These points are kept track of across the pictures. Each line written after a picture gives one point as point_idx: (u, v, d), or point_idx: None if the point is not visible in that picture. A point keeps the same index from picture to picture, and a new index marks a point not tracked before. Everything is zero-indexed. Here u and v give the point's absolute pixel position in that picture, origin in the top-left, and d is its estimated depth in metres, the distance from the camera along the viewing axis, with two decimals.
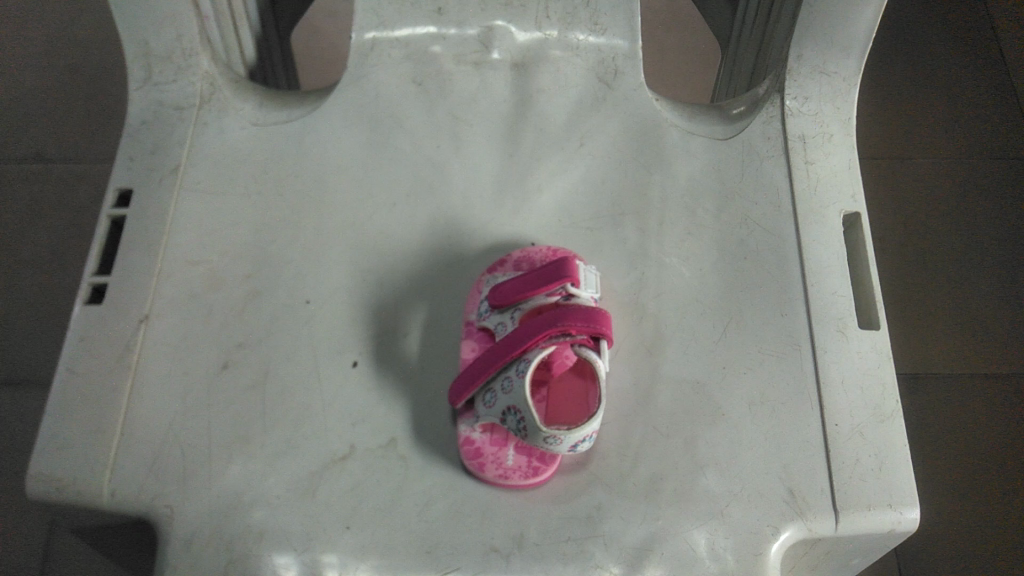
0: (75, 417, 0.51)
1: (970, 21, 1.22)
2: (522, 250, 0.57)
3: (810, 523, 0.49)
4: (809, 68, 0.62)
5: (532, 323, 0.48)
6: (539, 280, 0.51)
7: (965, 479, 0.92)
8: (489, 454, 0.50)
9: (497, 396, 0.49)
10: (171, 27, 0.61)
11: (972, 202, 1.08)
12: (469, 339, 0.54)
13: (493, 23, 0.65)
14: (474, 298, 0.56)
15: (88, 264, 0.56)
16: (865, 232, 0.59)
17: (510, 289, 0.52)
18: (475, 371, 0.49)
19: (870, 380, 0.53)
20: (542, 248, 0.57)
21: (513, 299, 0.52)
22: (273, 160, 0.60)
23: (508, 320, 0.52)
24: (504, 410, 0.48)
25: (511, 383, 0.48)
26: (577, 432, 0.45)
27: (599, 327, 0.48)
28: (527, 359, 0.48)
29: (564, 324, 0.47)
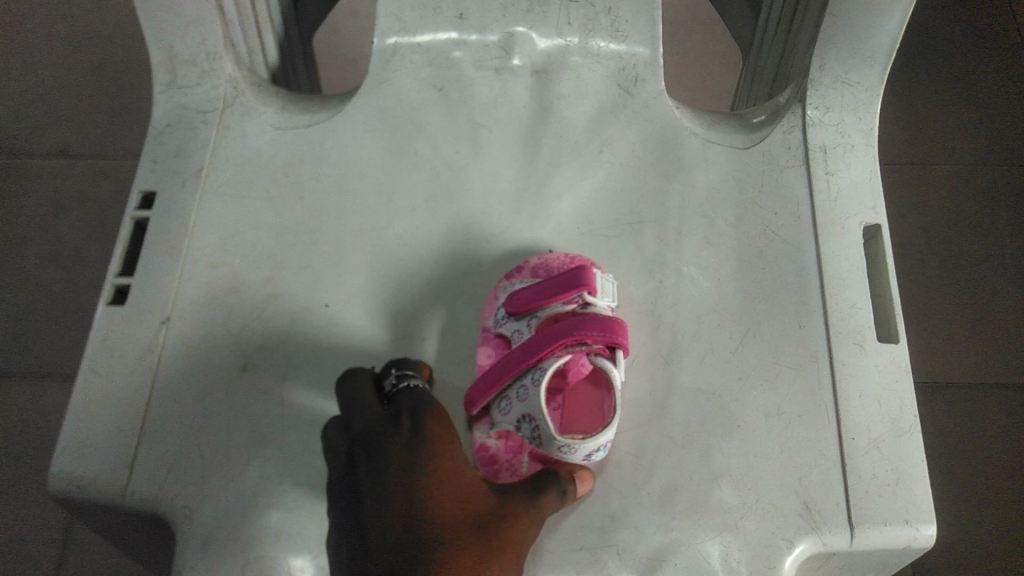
0: (97, 416, 0.52)
1: (998, 27, 1.21)
2: (539, 258, 0.57)
3: (824, 537, 0.49)
4: (831, 78, 0.61)
5: (548, 331, 0.48)
6: (555, 289, 0.51)
7: (985, 490, 0.91)
8: (504, 459, 0.51)
9: (511, 404, 0.49)
10: (195, 32, 0.62)
11: (997, 210, 1.07)
12: (485, 345, 0.55)
13: (514, 29, 0.65)
14: (491, 304, 0.56)
15: (111, 265, 0.57)
16: (885, 243, 0.58)
17: (526, 296, 0.52)
18: (490, 378, 0.49)
19: (889, 394, 0.52)
20: (559, 256, 0.57)
21: (530, 308, 0.52)
22: (294, 164, 0.61)
23: (525, 328, 0.52)
24: (518, 417, 0.48)
25: (527, 392, 0.48)
26: (591, 442, 0.45)
27: (615, 337, 0.48)
28: (542, 367, 0.48)
29: (581, 333, 0.47)
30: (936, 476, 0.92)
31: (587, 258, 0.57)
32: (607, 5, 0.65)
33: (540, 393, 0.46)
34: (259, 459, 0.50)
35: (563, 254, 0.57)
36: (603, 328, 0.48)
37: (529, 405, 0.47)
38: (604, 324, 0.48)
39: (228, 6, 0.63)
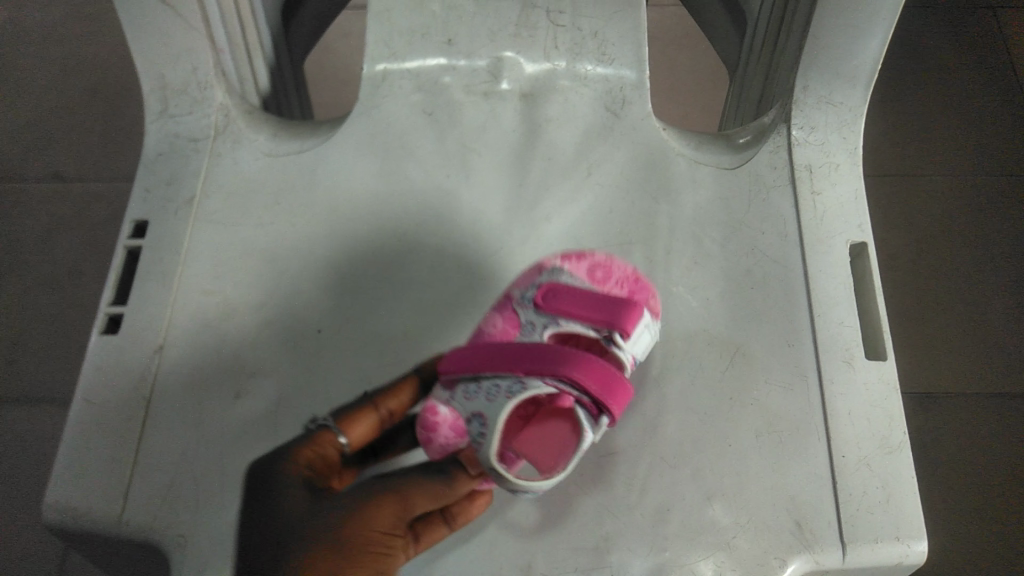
0: (91, 446, 0.52)
1: (983, 38, 1.22)
2: (605, 259, 0.57)
3: (816, 554, 0.49)
4: (814, 99, 0.62)
5: (553, 353, 0.48)
6: (602, 308, 0.53)
7: (979, 500, 0.91)
8: (440, 436, 0.50)
9: (476, 392, 0.49)
10: (187, 62, 0.63)
11: (985, 219, 1.07)
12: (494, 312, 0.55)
13: (502, 54, 0.67)
14: (530, 276, 0.56)
15: (105, 294, 0.57)
16: (871, 261, 0.59)
17: (569, 299, 0.53)
18: (480, 358, 0.49)
19: (877, 411, 0.53)
20: (626, 269, 0.57)
21: (562, 313, 0.53)
22: (286, 191, 0.61)
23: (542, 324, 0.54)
24: (473, 413, 0.49)
25: (497, 394, 0.48)
26: (523, 486, 0.45)
27: (605, 398, 0.47)
28: (523, 382, 0.48)
29: (577, 376, 0.47)
30: (930, 486, 0.92)
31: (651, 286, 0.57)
32: (593, 29, 0.67)
33: (502, 413, 0.47)
34: (248, 490, 0.51)
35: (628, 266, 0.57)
36: (606, 384, 0.47)
37: (489, 412, 0.47)
38: (609, 382, 0.47)
39: (219, 35, 0.63)
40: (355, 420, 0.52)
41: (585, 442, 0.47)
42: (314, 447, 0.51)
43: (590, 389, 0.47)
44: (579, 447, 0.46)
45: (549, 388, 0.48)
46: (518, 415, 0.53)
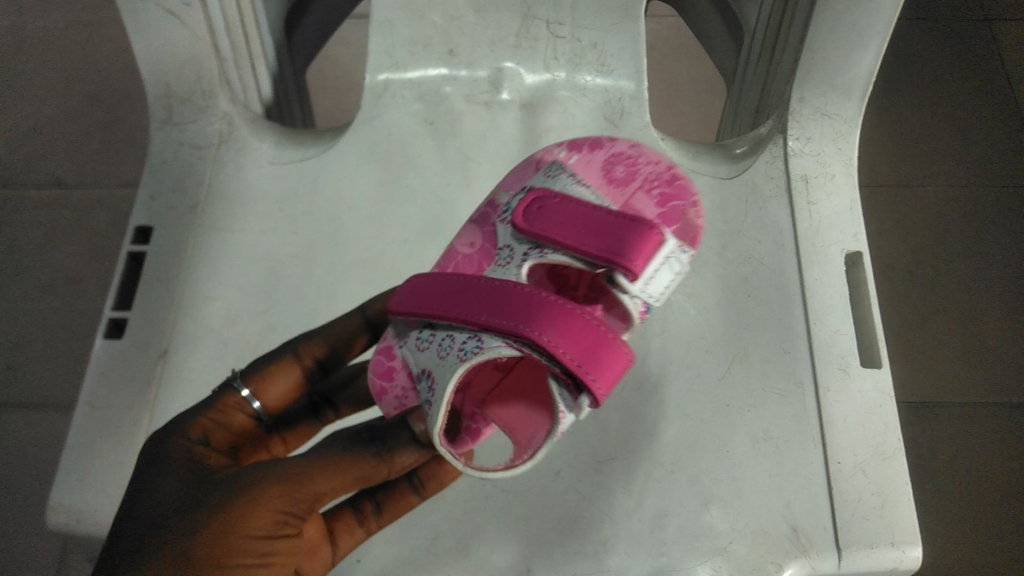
0: (95, 449, 0.52)
1: (976, 44, 1.19)
2: (632, 147, 0.61)
3: (812, 560, 0.50)
4: (811, 110, 0.63)
5: (524, 312, 0.45)
6: (601, 238, 0.50)
7: (983, 512, 0.89)
8: (394, 387, 0.52)
9: (430, 343, 0.49)
10: (191, 71, 0.63)
11: (979, 230, 1.05)
12: (474, 222, 0.58)
13: (503, 64, 0.68)
14: (527, 175, 0.59)
15: (109, 299, 0.58)
16: (867, 270, 0.60)
17: (558, 220, 0.51)
18: (448, 305, 0.47)
19: (873, 418, 0.54)
20: (660, 162, 0.61)
21: (544, 239, 0.51)
22: (289, 199, 0.62)
23: (522, 253, 0.52)
24: (423, 370, 0.48)
25: (451, 352, 0.46)
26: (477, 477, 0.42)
27: (580, 373, 0.43)
28: (480, 338, 0.46)
29: (550, 341, 0.44)
30: (932, 499, 0.90)
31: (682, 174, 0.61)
32: (592, 41, 0.68)
33: (449, 384, 0.44)
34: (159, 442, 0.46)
35: (654, 159, 0.61)
36: (584, 355, 0.43)
37: (439, 377, 0.46)
38: (588, 352, 0.44)
39: (223, 44, 0.64)
40: (268, 380, 0.50)
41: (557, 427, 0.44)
42: (222, 411, 0.48)
43: (561, 360, 0.43)
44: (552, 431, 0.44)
45: (513, 350, 0.45)
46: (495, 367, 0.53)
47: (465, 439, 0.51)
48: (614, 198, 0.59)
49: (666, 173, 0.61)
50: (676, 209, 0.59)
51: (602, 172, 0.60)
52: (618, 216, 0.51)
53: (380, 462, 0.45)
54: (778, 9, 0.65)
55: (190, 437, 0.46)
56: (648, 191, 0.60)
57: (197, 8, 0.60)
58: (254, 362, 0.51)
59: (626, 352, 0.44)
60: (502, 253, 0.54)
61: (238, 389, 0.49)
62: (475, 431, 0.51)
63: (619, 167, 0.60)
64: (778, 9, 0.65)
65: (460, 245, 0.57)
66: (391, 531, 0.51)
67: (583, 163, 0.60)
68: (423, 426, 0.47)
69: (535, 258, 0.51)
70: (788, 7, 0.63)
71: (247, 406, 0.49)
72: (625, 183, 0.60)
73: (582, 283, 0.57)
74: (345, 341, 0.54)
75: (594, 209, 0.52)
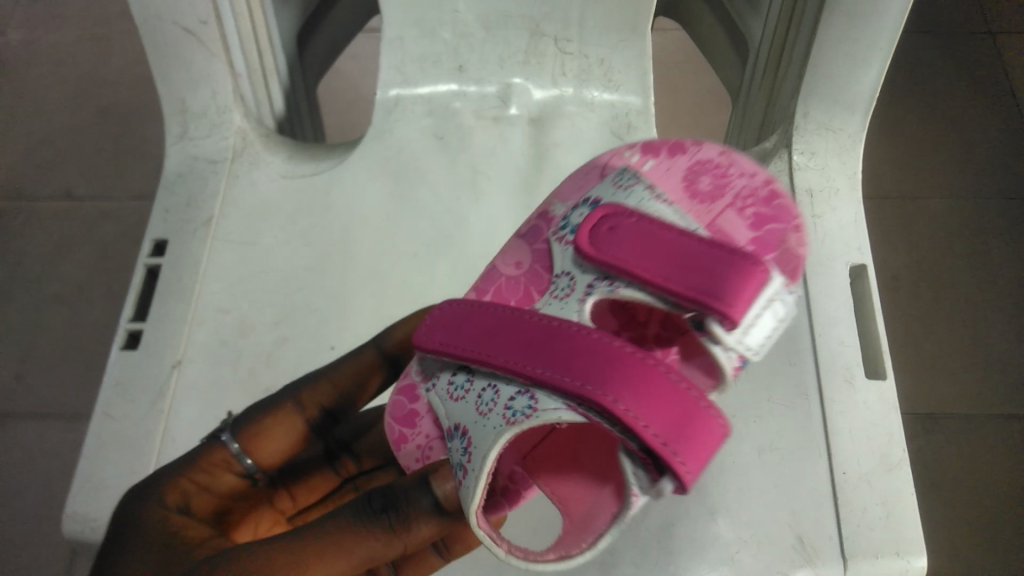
0: (110, 459, 0.53)
1: (981, 52, 1.17)
2: (711, 156, 0.56)
3: (818, 568, 0.50)
4: (815, 125, 0.64)
5: (594, 369, 0.41)
6: (691, 274, 0.45)
7: (995, 526, 0.87)
8: (415, 436, 0.50)
9: (466, 392, 0.46)
10: (206, 87, 0.65)
11: (986, 242, 1.04)
12: (523, 238, 0.56)
13: (511, 80, 0.69)
14: (588, 182, 0.56)
15: (125, 311, 0.59)
16: (871, 283, 0.60)
17: (637, 252, 0.46)
18: (496, 355, 0.44)
19: (877, 429, 0.54)
20: (747, 177, 0.56)
21: (618, 271, 0.46)
22: (302, 213, 0.63)
23: (586, 285, 0.47)
24: (456, 425, 0.45)
25: (503, 407, 0.42)
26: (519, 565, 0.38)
27: (665, 451, 0.39)
28: (535, 397, 0.42)
29: (626, 408, 0.39)
30: (942, 509, 0.89)
31: (781, 192, 0.55)
32: (599, 57, 0.69)
33: (491, 451, 0.40)
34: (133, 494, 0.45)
35: (749, 171, 0.56)
36: (670, 431, 0.39)
37: (479, 440, 0.42)
38: (674, 429, 0.39)
39: (238, 60, 0.66)
40: (262, 432, 0.49)
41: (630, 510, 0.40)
42: (207, 468, 0.48)
43: (641, 434, 0.39)
44: (623, 516, 0.40)
45: (576, 415, 0.40)
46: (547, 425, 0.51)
47: (502, 503, 0.48)
48: (699, 212, 0.54)
49: (763, 188, 0.56)
50: (775, 232, 0.54)
51: (684, 182, 0.55)
52: (711, 248, 0.45)
53: (391, 533, 0.41)
54: (783, 26, 0.66)
55: (167, 504, 0.45)
56: (740, 209, 0.54)
57: (213, 26, 0.61)
58: (251, 409, 0.50)
59: (720, 423, 0.40)
60: (560, 281, 0.49)
61: (227, 443, 0.48)
62: (515, 495, 0.49)
63: (706, 176, 0.55)
64: (783, 26, 0.66)
65: (505, 266, 0.55)
66: None
67: (661, 169, 0.56)
68: (447, 487, 0.43)
69: (604, 292, 0.46)
70: (792, 25, 0.65)
71: (235, 463, 0.48)
72: (712, 199, 0.54)
73: (653, 318, 0.52)
74: (358, 379, 0.53)
75: (681, 236, 0.47)
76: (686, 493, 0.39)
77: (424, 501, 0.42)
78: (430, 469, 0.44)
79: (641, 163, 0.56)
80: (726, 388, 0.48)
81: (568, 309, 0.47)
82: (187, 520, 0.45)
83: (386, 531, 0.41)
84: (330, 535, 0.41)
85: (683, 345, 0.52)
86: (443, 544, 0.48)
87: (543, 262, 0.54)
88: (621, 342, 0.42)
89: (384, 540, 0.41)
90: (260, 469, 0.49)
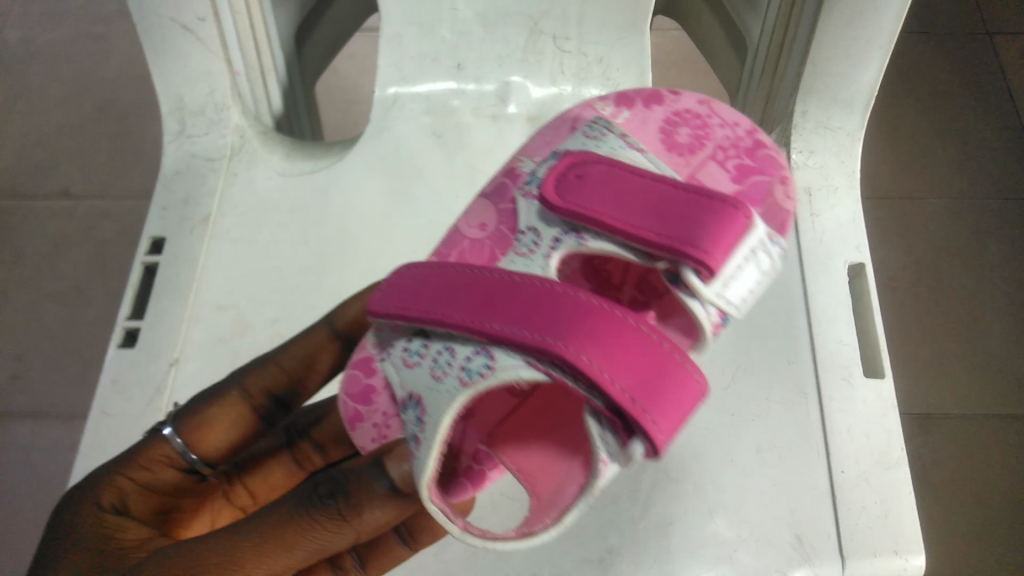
0: (108, 456, 0.53)
1: (975, 54, 1.16)
2: (684, 111, 0.57)
3: (816, 567, 0.50)
4: (813, 123, 0.64)
5: (557, 326, 0.41)
6: (667, 223, 0.45)
7: (995, 528, 0.87)
8: (371, 414, 0.48)
9: (421, 358, 0.44)
10: (204, 84, 0.65)
11: (983, 243, 1.02)
12: (488, 198, 0.54)
13: (509, 78, 0.69)
14: (559, 137, 0.56)
15: (122, 309, 0.59)
16: (869, 281, 0.60)
17: (607, 203, 0.47)
18: (451, 316, 0.43)
19: (875, 428, 0.54)
20: (735, 131, 0.57)
21: (585, 221, 0.47)
22: (299, 210, 0.63)
23: (552, 238, 0.47)
24: (411, 395, 0.44)
25: (462, 368, 0.42)
26: (482, 544, 0.37)
27: (635, 409, 0.39)
28: (493, 357, 0.41)
29: (594, 364, 0.39)
30: (942, 508, 0.88)
31: (767, 142, 0.57)
32: (598, 55, 0.69)
33: (444, 418, 0.40)
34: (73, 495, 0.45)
35: (730, 123, 0.57)
36: (639, 388, 0.39)
37: (434, 405, 0.41)
38: (645, 386, 0.39)
39: (236, 58, 0.65)
40: (205, 423, 0.48)
41: (601, 479, 0.39)
42: (146, 465, 0.47)
43: (610, 391, 0.39)
44: (592, 487, 0.39)
45: (536, 372, 0.41)
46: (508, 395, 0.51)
47: (466, 485, 0.47)
48: (677, 163, 0.55)
49: (746, 139, 0.57)
50: (758, 185, 0.55)
51: (661, 134, 0.56)
52: (688, 195, 0.46)
53: (340, 521, 0.41)
54: (782, 26, 0.66)
55: (103, 505, 0.44)
56: (722, 160, 0.55)
57: (212, 24, 0.61)
58: (196, 399, 0.49)
59: (697, 384, 0.41)
60: (525, 237, 0.49)
61: (169, 438, 0.48)
62: (479, 476, 0.48)
63: (683, 128, 0.56)
64: (781, 26, 0.66)
65: (469, 229, 0.53)
66: None
67: (636, 121, 0.57)
68: (403, 468, 0.42)
69: (571, 245, 0.47)
70: (790, 25, 0.65)
71: (176, 457, 0.48)
72: (691, 151, 0.55)
73: (628, 278, 0.54)
74: (308, 359, 0.52)
75: (654, 183, 0.47)
76: (657, 456, 0.39)
77: (378, 486, 0.42)
78: (387, 450, 0.44)
79: (614, 115, 0.57)
80: (706, 346, 0.48)
81: (533, 266, 0.47)
82: (125, 520, 0.45)
83: (333, 521, 0.41)
84: (275, 531, 0.41)
85: (660, 307, 0.52)
86: (408, 533, 0.48)
87: (509, 223, 0.51)
88: (588, 297, 0.42)
89: (331, 529, 0.41)
90: (205, 461, 0.49)
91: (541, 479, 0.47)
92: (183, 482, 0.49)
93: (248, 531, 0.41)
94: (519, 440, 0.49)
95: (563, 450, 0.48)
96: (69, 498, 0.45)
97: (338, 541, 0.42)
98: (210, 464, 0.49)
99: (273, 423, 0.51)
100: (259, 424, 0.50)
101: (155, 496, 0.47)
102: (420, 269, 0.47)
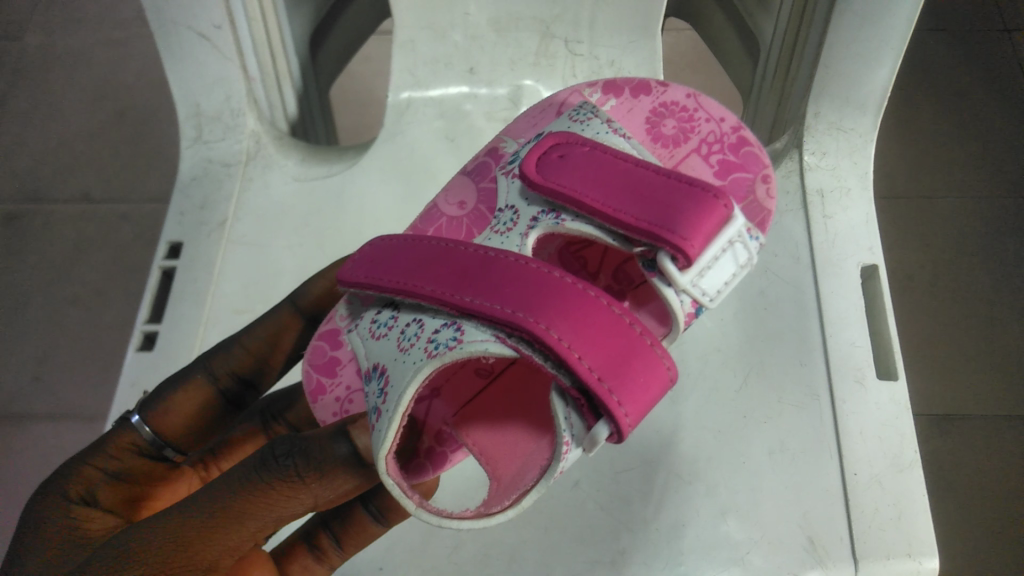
0: None
1: (993, 44, 1.11)
2: (669, 96, 0.57)
3: (829, 570, 0.50)
4: (825, 125, 0.64)
5: (528, 300, 0.40)
6: (646, 207, 0.45)
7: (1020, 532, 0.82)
8: (333, 387, 0.50)
9: (389, 330, 0.45)
10: (221, 91, 0.65)
11: (1001, 240, 0.98)
12: (469, 175, 0.55)
13: (521, 82, 0.70)
14: (546, 115, 0.57)
15: (140, 312, 0.60)
16: (882, 283, 0.60)
17: (584, 183, 0.47)
18: (426, 288, 0.43)
19: (888, 430, 0.54)
20: (727, 125, 0.56)
21: (564, 199, 0.47)
22: (314, 215, 0.64)
23: (530, 219, 0.48)
24: (380, 367, 0.44)
25: (432, 342, 0.42)
26: (441, 523, 0.37)
27: (602, 390, 0.38)
28: (461, 331, 0.41)
29: (563, 339, 0.39)
30: (965, 509, 0.85)
31: (751, 139, 0.56)
32: (609, 58, 0.69)
33: (409, 387, 0.40)
34: (42, 488, 0.46)
35: (716, 117, 0.56)
36: (607, 367, 0.39)
37: (400, 375, 0.41)
38: (614, 366, 0.39)
39: (251, 65, 0.66)
40: (171, 407, 0.50)
41: (562, 462, 0.39)
42: (114, 452, 0.48)
43: (577, 368, 0.38)
44: (552, 470, 0.39)
45: (504, 346, 0.40)
46: (476, 371, 0.52)
47: (426, 467, 0.48)
48: (660, 155, 0.55)
49: (731, 135, 0.56)
50: (741, 182, 0.55)
51: (647, 125, 0.57)
52: (670, 180, 0.46)
53: (296, 482, 0.41)
54: (794, 27, 0.66)
55: (70, 495, 0.45)
56: (706, 155, 0.55)
57: (226, 31, 0.62)
58: (162, 385, 0.51)
59: (667, 370, 0.40)
60: (504, 216, 0.50)
61: (137, 425, 0.49)
62: (440, 458, 0.48)
63: (670, 120, 0.56)
64: (793, 28, 0.66)
65: (447, 206, 0.54)
66: (413, 537, 0.53)
67: (624, 110, 0.57)
68: (364, 439, 0.42)
69: (548, 225, 0.47)
70: (802, 26, 0.65)
71: (144, 444, 0.49)
72: (676, 143, 0.56)
73: (604, 266, 0.54)
74: (272, 338, 0.53)
75: (636, 168, 0.47)
76: (622, 440, 0.39)
77: (338, 449, 0.42)
78: (350, 421, 0.44)
79: (601, 103, 0.57)
80: (678, 335, 0.48)
81: (509, 243, 0.48)
82: (91, 509, 0.45)
83: (289, 484, 0.41)
84: (227, 501, 0.40)
85: (634, 297, 0.53)
86: (379, 511, 0.48)
87: (488, 203, 0.53)
88: (563, 274, 0.42)
89: (288, 493, 0.41)
90: (175, 445, 0.50)
91: (501, 462, 0.47)
92: (154, 468, 0.49)
93: (198, 506, 0.40)
94: (484, 422, 0.49)
95: (529, 433, 0.47)
96: (38, 491, 0.46)
97: (296, 507, 0.41)
98: (180, 449, 0.51)
99: (242, 404, 0.53)
100: (224, 404, 0.52)
101: (124, 485, 0.48)
102: (396, 242, 0.48)
